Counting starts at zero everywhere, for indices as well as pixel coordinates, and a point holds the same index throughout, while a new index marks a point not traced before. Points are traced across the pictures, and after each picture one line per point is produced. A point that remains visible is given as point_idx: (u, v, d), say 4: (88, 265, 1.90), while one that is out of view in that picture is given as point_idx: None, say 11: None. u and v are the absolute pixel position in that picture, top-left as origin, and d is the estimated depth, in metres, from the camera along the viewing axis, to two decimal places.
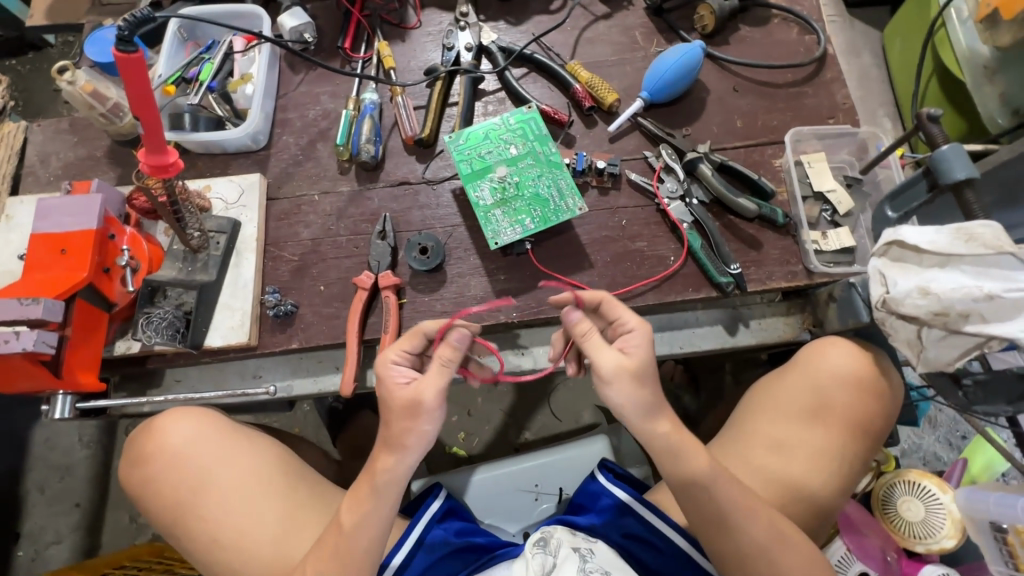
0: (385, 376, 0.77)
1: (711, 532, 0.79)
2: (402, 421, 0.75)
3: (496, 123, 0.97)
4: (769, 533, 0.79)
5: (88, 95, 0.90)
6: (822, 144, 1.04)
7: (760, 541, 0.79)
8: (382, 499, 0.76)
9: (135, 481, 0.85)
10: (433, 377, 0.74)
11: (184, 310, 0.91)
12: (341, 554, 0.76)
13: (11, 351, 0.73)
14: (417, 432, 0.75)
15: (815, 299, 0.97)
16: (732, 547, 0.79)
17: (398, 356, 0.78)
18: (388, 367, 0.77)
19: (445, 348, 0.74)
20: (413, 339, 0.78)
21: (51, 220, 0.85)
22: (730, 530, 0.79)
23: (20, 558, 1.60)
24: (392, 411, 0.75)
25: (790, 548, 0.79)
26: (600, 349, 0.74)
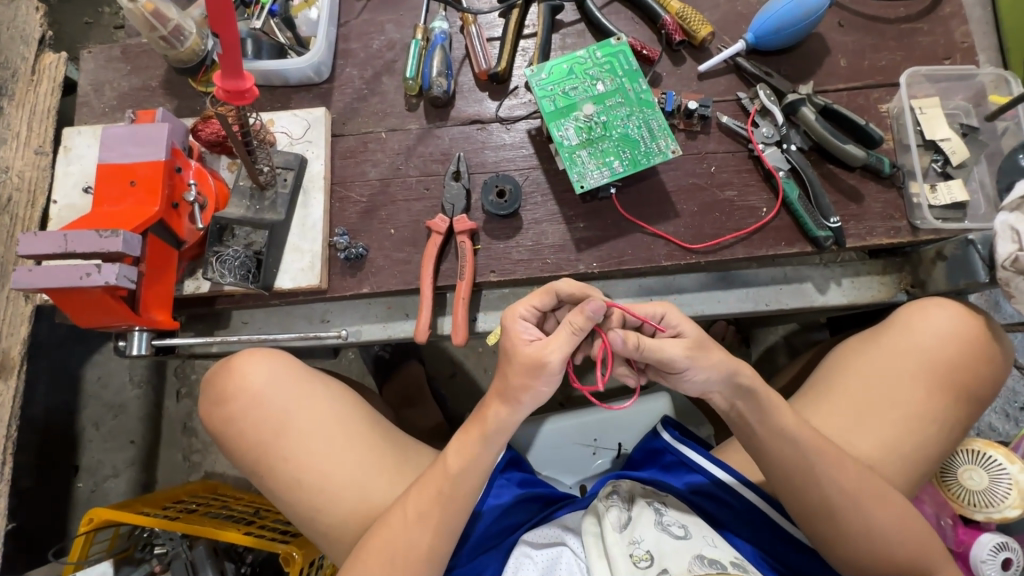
0: (511, 328, 0.75)
1: (792, 488, 0.79)
2: (524, 376, 0.72)
3: (581, 56, 0.89)
4: (855, 493, 0.78)
5: (150, 14, 0.84)
6: (935, 88, 0.94)
7: (846, 493, 0.78)
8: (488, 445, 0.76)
9: (215, 419, 0.85)
10: (564, 341, 0.71)
11: (253, 250, 0.88)
12: (447, 496, 0.76)
13: (93, 284, 0.71)
14: (536, 388, 0.73)
15: (916, 258, 0.91)
16: (811, 504, 0.79)
17: (525, 310, 0.76)
18: (515, 321, 0.75)
19: (579, 316, 0.69)
20: (543, 295, 0.76)
21: (119, 150, 0.82)
22: (813, 484, 0.78)
23: (80, 489, 1.66)
24: (512, 364, 0.73)
25: (881, 505, 0.78)
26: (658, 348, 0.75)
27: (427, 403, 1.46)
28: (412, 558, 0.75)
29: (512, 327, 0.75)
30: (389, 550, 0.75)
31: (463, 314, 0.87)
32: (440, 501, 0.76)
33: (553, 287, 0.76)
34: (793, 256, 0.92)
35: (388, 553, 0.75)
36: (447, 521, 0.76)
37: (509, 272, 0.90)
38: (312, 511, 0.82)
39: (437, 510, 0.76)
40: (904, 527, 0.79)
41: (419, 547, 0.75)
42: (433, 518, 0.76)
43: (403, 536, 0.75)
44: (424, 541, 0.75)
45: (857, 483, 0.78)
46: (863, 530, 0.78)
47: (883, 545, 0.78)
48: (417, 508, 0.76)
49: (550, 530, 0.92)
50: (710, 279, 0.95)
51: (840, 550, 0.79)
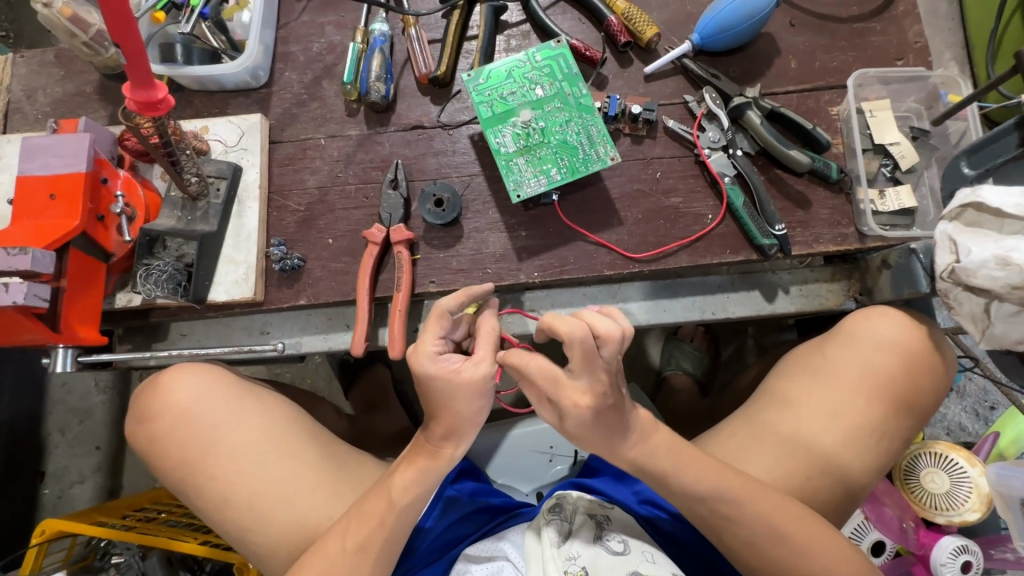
0: (432, 365, 0.69)
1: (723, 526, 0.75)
2: (475, 401, 0.71)
3: (520, 60, 0.86)
4: (795, 526, 0.74)
5: (66, 20, 0.81)
6: (887, 90, 0.92)
7: (783, 530, 0.74)
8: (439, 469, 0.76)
9: (141, 437, 0.82)
10: (488, 350, 0.71)
11: (185, 262, 0.86)
12: (391, 519, 0.75)
13: (1, 304, 0.68)
14: (480, 405, 0.72)
15: (864, 265, 0.89)
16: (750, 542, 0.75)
17: (437, 343, 0.70)
18: (434, 357, 0.69)
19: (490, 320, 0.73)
20: (440, 321, 0.70)
21: (39, 161, 0.79)
22: (744, 521, 0.74)
23: (47, 495, 1.65)
24: (457, 391, 0.70)
25: (820, 535, 0.75)
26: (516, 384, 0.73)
27: (390, 407, 1.44)
28: None
29: (426, 355, 0.69)
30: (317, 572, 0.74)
31: (400, 327, 0.85)
32: (383, 524, 0.75)
33: (440, 306, 0.70)
34: (742, 264, 0.90)
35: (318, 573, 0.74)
36: (385, 544, 0.75)
37: (448, 283, 0.89)
38: (242, 531, 0.81)
39: (368, 532, 0.75)
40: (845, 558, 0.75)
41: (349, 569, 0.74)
42: (372, 541, 0.75)
43: (331, 561, 0.74)
44: (355, 565, 0.74)
45: (793, 515, 0.75)
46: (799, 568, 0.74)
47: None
48: (353, 525, 0.75)
49: (492, 540, 0.91)
50: (655, 288, 0.92)
51: None
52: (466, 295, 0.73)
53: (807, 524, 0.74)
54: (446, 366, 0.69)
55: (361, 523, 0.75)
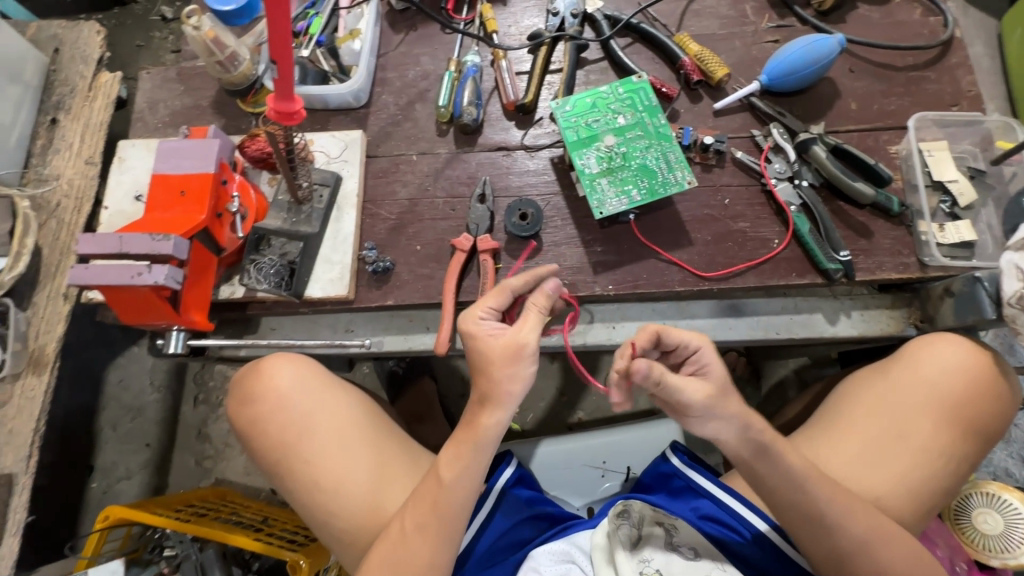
0: (476, 330, 0.76)
1: (806, 530, 0.78)
2: (507, 368, 0.73)
3: (604, 91, 0.95)
4: (870, 530, 0.78)
5: (210, 41, 0.92)
6: (944, 132, 0.98)
7: (861, 536, 0.77)
8: (484, 451, 0.76)
9: (241, 419, 0.89)
10: (532, 323, 0.75)
11: (287, 260, 0.93)
12: (441, 506, 0.77)
13: (143, 283, 0.76)
14: (514, 376, 0.73)
15: (925, 294, 0.93)
16: (825, 546, 0.79)
17: (484, 311, 0.77)
18: (479, 321, 0.76)
19: (541, 297, 0.77)
20: (500, 295, 0.79)
21: (173, 162, 0.88)
22: (827, 527, 0.77)
23: (92, 490, 1.68)
24: (490, 357, 0.74)
25: (892, 545, 0.78)
26: (685, 384, 0.72)
27: (437, 419, 1.48)
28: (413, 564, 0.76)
29: (469, 320, 0.77)
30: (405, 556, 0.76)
31: None
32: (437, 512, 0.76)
33: (505, 284, 0.79)
34: (805, 287, 0.95)
35: (395, 557, 0.77)
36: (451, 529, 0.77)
37: None
38: (329, 514, 0.85)
39: (441, 518, 0.77)
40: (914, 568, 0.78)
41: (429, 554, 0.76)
42: (430, 528, 0.77)
43: (411, 544, 0.77)
44: (428, 551, 0.76)
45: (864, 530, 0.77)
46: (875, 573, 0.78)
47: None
48: (426, 516, 0.77)
49: (560, 545, 0.94)
50: (721, 307, 0.97)
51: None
52: (531, 279, 0.81)
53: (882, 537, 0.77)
54: (490, 334, 0.75)
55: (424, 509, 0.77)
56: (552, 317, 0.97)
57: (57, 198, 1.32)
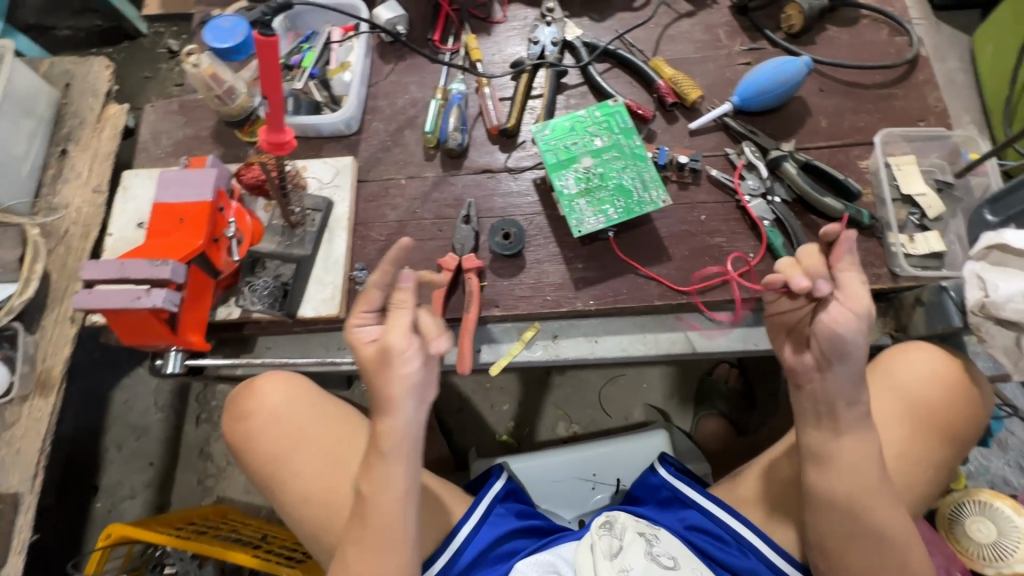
0: (358, 338, 0.78)
1: (836, 514, 0.80)
2: (383, 379, 0.76)
3: (581, 115, 0.99)
4: (892, 522, 0.79)
5: (208, 78, 0.99)
6: (912, 146, 1.02)
7: (888, 523, 0.79)
8: (395, 462, 0.78)
9: (235, 437, 0.92)
10: (398, 327, 0.75)
11: (281, 281, 0.99)
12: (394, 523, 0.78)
13: (142, 306, 0.81)
14: (396, 378, 0.75)
15: (898, 303, 0.96)
16: (848, 527, 0.80)
17: (359, 317, 0.78)
18: (356, 331, 0.79)
19: (405, 297, 0.76)
20: (367, 298, 0.77)
21: (172, 191, 0.92)
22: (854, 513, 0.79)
23: (97, 509, 1.71)
24: (370, 362, 0.77)
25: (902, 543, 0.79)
26: (855, 285, 0.73)
27: (434, 434, 1.50)
28: None
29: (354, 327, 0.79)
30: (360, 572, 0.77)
31: (468, 343, 0.94)
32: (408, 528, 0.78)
33: (370, 283, 0.76)
34: None
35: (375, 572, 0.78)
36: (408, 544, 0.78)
37: (511, 307, 0.98)
38: (317, 528, 0.87)
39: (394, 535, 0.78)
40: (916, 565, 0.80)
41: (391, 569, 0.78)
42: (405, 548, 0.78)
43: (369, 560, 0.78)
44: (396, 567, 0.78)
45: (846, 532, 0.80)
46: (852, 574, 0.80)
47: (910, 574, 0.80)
48: (361, 533, 0.78)
49: (545, 557, 0.96)
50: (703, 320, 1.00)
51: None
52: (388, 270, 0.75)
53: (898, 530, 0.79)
54: (362, 336, 0.78)
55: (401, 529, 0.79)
56: (535, 333, 1.00)
57: (66, 225, 1.38)
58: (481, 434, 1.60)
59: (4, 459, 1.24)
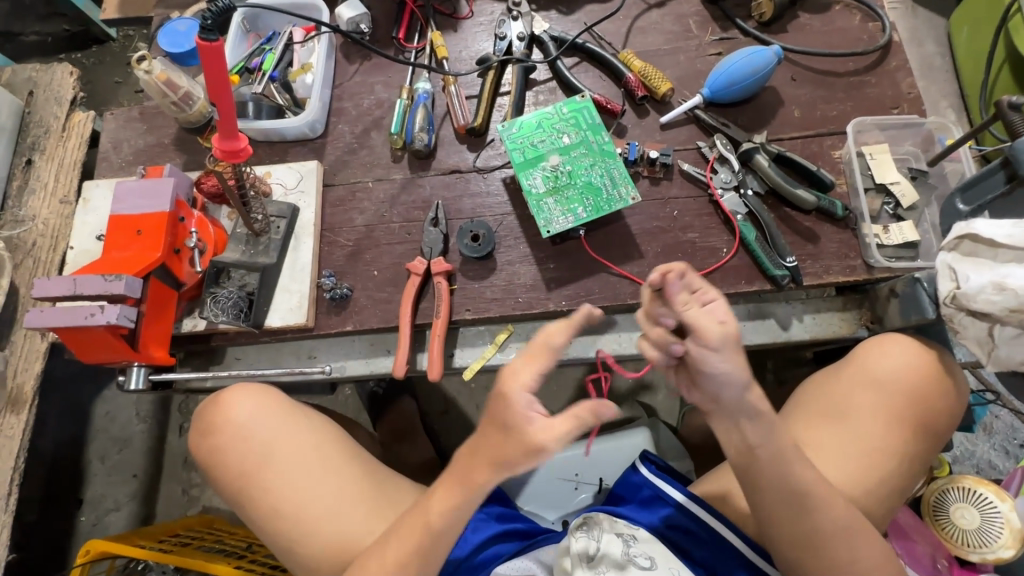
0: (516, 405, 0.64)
1: (785, 518, 0.78)
2: (525, 460, 0.66)
3: (549, 112, 0.97)
4: (850, 520, 0.79)
5: (161, 83, 0.96)
6: (885, 135, 1.00)
7: (841, 521, 0.79)
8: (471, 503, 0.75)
9: (204, 451, 0.91)
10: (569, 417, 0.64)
11: (247, 291, 0.96)
12: (424, 542, 0.77)
13: (96, 323, 0.79)
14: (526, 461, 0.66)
15: (873, 295, 0.95)
16: (802, 530, 0.79)
17: (525, 389, 0.65)
18: (521, 402, 0.64)
19: (583, 408, 0.63)
20: (539, 359, 0.65)
21: (130, 202, 0.89)
22: (805, 516, 0.78)
23: (81, 523, 1.69)
24: (512, 438, 0.65)
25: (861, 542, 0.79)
26: (708, 318, 0.67)
27: (418, 437, 1.49)
28: None
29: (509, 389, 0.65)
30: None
31: (439, 349, 0.93)
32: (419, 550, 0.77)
33: (546, 342, 0.65)
34: (759, 294, 0.96)
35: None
36: (430, 557, 0.78)
37: (482, 310, 0.96)
38: (291, 542, 0.86)
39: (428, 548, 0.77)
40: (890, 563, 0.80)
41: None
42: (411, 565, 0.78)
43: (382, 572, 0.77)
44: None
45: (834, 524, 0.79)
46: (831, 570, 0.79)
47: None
48: (399, 548, 0.78)
49: (523, 562, 0.95)
50: None
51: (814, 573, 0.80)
52: (570, 328, 0.65)
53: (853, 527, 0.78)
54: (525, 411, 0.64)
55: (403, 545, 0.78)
56: (508, 336, 0.98)
57: (32, 238, 1.34)
58: (466, 435, 1.59)
59: None
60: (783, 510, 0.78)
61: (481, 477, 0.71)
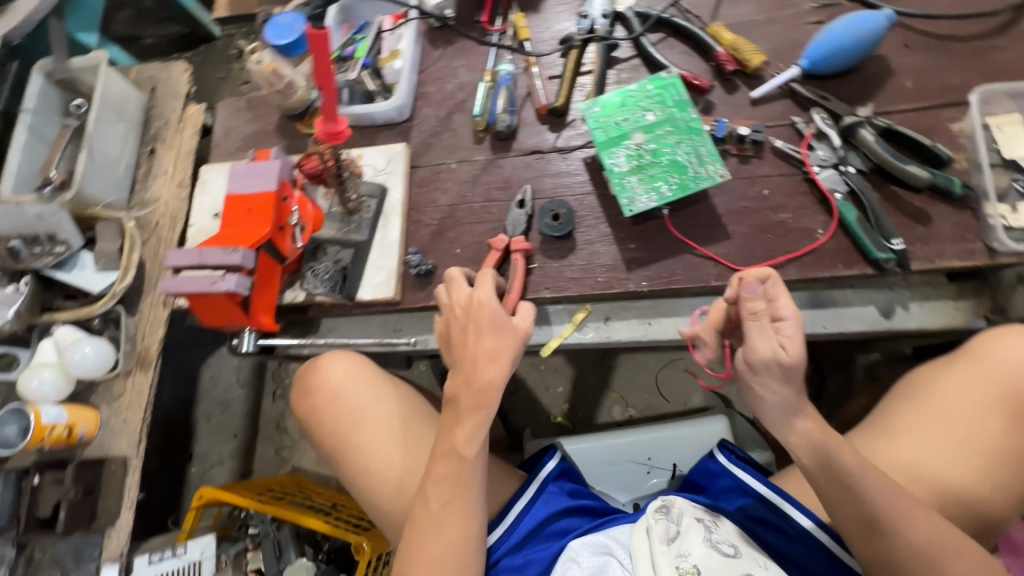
0: (492, 305, 0.85)
1: (862, 531, 0.75)
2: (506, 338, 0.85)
3: (633, 90, 0.96)
4: (947, 536, 0.73)
5: (270, 73, 1.06)
6: (1015, 104, 0.89)
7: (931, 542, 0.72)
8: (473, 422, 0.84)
9: (302, 410, 1.00)
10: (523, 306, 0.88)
11: (342, 265, 1.04)
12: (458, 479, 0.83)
13: (218, 290, 0.88)
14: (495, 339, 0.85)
15: (996, 282, 0.87)
16: (886, 547, 0.74)
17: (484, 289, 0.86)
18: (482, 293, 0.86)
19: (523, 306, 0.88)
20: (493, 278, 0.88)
21: (240, 181, 0.98)
22: (885, 530, 0.74)
23: (191, 474, 1.89)
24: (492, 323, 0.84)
25: (971, 556, 0.73)
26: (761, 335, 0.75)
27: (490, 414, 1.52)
28: (445, 538, 0.80)
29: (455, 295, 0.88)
30: (436, 532, 0.81)
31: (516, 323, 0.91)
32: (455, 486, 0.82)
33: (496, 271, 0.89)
34: (855, 279, 0.90)
35: (427, 542, 0.80)
36: (472, 493, 0.83)
37: (561, 289, 0.97)
38: (375, 501, 0.93)
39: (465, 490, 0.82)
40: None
41: (459, 524, 0.81)
42: (456, 503, 0.82)
43: (450, 516, 0.81)
44: (456, 517, 0.82)
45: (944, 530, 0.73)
46: None
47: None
48: (446, 487, 0.82)
49: (598, 539, 0.95)
50: None
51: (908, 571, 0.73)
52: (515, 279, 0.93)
53: (955, 541, 0.72)
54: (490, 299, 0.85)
55: (442, 490, 0.82)
56: (586, 315, 0.99)
57: (156, 218, 1.51)
58: (536, 416, 1.61)
59: (114, 426, 1.40)
60: (863, 521, 0.75)
61: (490, 379, 0.84)
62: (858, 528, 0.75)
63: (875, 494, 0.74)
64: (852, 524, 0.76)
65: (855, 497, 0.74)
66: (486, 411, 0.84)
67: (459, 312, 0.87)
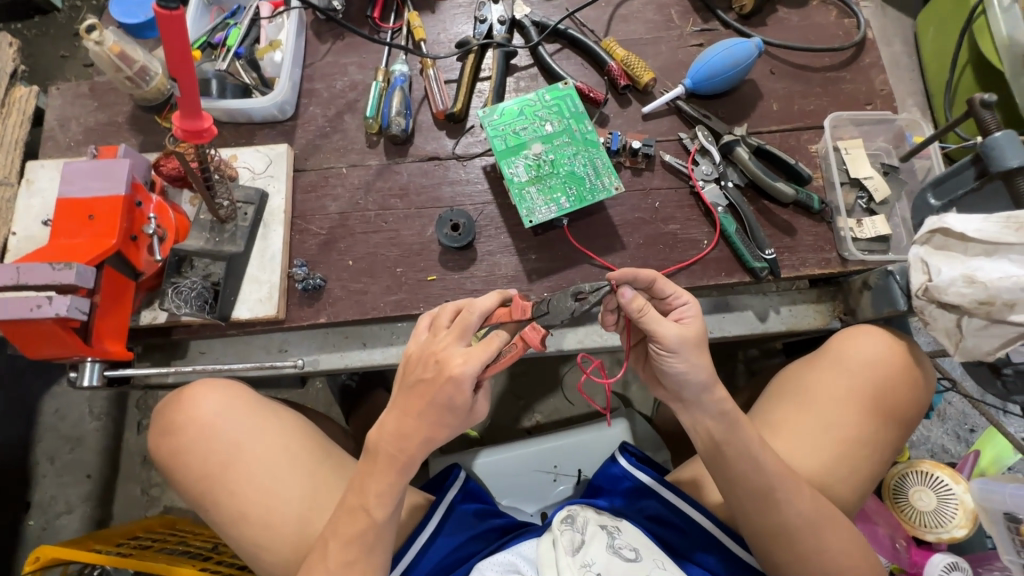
0: (465, 388, 0.72)
1: (756, 506, 0.81)
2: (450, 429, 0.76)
3: (531, 99, 0.95)
4: (816, 510, 0.81)
5: (115, 56, 0.90)
6: (859, 131, 1.03)
7: (805, 515, 0.80)
8: (388, 472, 0.76)
9: (164, 451, 0.87)
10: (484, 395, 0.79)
11: (212, 281, 0.90)
12: (362, 535, 0.76)
13: (43, 316, 0.73)
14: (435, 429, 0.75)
15: (847, 287, 0.98)
16: (770, 522, 0.81)
17: (473, 361, 0.72)
18: (463, 363, 0.72)
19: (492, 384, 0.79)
20: (491, 345, 0.73)
21: (80, 184, 0.82)
22: (778, 502, 0.80)
23: (29, 528, 1.57)
24: (439, 410, 0.74)
25: (835, 527, 0.82)
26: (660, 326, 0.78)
27: None
28: None
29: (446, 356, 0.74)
30: None
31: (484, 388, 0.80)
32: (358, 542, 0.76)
33: (497, 336, 0.74)
34: (734, 286, 0.97)
35: None
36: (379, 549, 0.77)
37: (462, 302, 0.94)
38: (256, 548, 0.83)
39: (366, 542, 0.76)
40: (854, 550, 0.83)
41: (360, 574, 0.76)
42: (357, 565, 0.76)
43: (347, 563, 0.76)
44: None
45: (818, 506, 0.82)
46: (816, 552, 0.81)
47: (833, 569, 0.81)
48: (346, 536, 0.76)
49: (504, 557, 0.92)
50: None
51: (790, 544, 0.81)
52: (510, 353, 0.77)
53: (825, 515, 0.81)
54: (467, 375, 0.72)
55: (342, 538, 0.76)
56: None
57: None
58: None
59: None
60: (758, 495, 0.80)
61: (404, 444, 0.75)
62: (755, 501, 0.81)
63: (767, 475, 0.80)
64: (749, 500, 0.81)
65: (751, 480, 0.80)
66: (403, 467, 0.76)
67: (428, 372, 0.75)
